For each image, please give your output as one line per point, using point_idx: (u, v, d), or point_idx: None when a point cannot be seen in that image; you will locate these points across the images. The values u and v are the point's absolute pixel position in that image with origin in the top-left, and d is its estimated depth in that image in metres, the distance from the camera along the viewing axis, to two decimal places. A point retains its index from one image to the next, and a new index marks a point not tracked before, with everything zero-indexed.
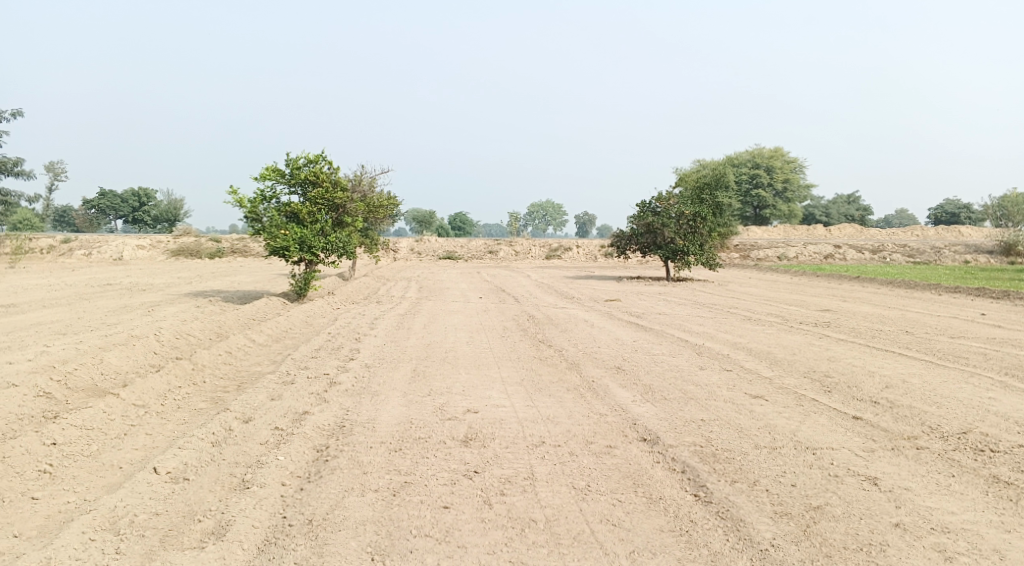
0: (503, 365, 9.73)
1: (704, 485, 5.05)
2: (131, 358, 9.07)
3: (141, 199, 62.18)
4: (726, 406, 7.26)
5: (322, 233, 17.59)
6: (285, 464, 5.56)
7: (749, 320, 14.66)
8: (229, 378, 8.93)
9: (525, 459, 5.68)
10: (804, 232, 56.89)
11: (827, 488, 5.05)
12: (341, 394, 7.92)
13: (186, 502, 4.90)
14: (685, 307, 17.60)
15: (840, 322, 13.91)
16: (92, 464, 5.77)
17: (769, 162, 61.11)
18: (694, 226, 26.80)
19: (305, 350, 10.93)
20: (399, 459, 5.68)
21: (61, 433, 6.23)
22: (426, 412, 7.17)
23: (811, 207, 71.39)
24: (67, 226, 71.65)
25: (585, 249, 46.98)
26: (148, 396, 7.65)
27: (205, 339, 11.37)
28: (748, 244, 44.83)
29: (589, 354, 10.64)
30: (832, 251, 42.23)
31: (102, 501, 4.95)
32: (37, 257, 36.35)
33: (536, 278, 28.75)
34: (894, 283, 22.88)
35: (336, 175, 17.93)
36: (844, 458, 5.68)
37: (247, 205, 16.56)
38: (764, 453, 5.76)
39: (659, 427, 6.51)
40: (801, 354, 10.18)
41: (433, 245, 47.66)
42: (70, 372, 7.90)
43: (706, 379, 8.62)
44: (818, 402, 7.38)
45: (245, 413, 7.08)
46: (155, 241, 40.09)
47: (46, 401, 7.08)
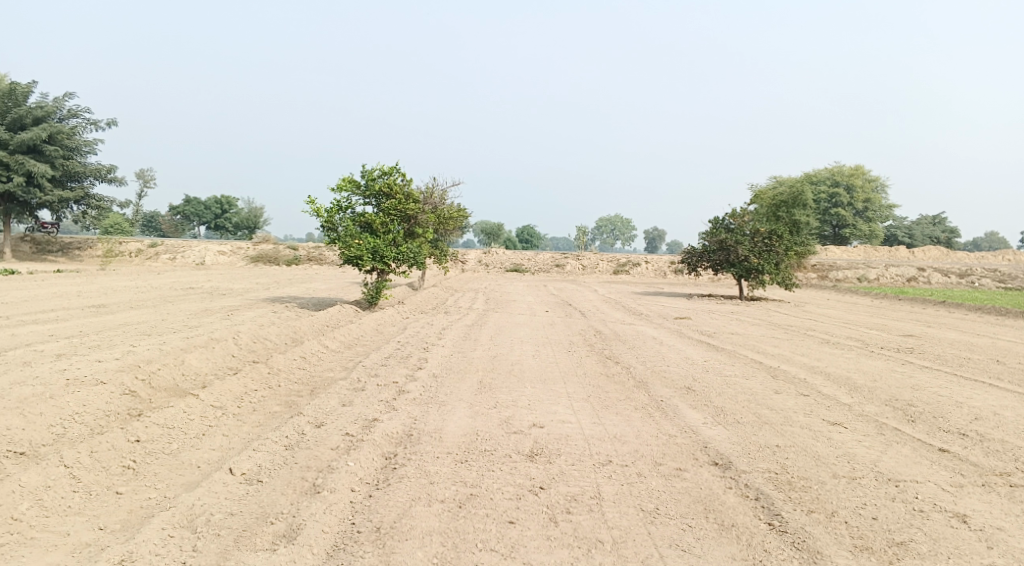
0: (569, 381, 9.66)
1: (779, 513, 4.83)
2: (211, 360, 9.49)
3: (223, 207, 65.37)
4: (801, 432, 6.95)
5: (394, 243, 17.98)
6: (354, 470, 5.67)
7: (826, 343, 14.05)
8: (302, 383, 9.21)
9: (592, 477, 5.59)
10: (885, 253, 54.26)
11: (912, 523, 4.74)
12: (409, 403, 8.03)
13: (259, 504, 5.05)
14: (758, 328, 17.04)
15: (924, 349, 13.14)
16: (171, 462, 6.04)
17: (849, 180, 58.79)
18: (770, 244, 25.91)
19: (375, 358, 11.17)
20: (465, 470, 5.70)
21: (144, 431, 6.56)
22: (492, 424, 7.18)
23: (892, 228, 68.10)
24: (155, 231, 75.96)
25: (654, 265, 46.28)
26: (225, 398, 7.97)
27: (280, 344, 11.78)
28: (825, 264, 43.13)
29: (658, 372, 10.43)
30: (915, 273, 40.12)
31: (181, 499, 5.17)
32: (128, 260, 38.63)
33: (603, 293, 28.50)
34: (984, 309, 21.52)
35: (409, 188, 18.37)
36: (931, 492, 5.33)
37: (325, 215, 17.13)
38: (843, 483, 5.47)
39: (731, 451, 6.29)
40: (882, 381, 9.67)
41: (500, 258, 47.98)
42: (154, 372, 8.33)
43: (781, 404, 8.28)
44: (900, 432, 6.96)
45: (317, 418, 7.27)
46: (236, 248, 41.97)
47: (131, 399, 7.48)
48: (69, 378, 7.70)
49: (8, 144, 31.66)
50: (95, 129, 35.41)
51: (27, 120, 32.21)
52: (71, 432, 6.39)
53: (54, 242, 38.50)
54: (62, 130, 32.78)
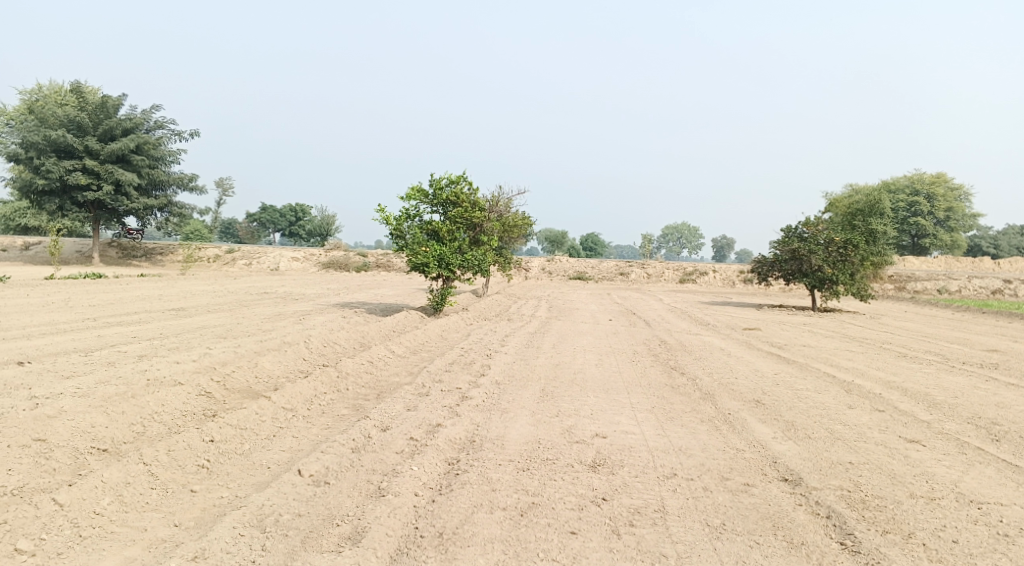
0: (633, 390, 9.54)
1: (852, 534, 4.63)
2: (282, 363, 9.85)
3: (297, 215, 67.83)
4: (877, 449, 6.63)
5: (460, 251, 18.22)
6: (418, 474, 5.76)
7: (905, 357, 13.38)
8: (369, 387, 9.43)
9: (655, 490, 5.50)
10: (969, 264, 51.35)
11: (998, 548, 4.45)
12: (472, 409, 8.10)
13: (326, 505, 5.20)
14: (831, 340, 16.39)
15: (1012, 365, 12.35)
16: (243, 462, 6.30)
17: (930, 188, 55.99)
18: (845, 254, 24.89)
19: (439, 364, 11.33)
20: (527, 479, 5.71)
21: (218, 431, 6.87)
22: (554, 433, 7.17)
23: (977, 237, 64.26)
24: (232, 238, 79.48)
25: (722, 274, 45.20)
26: (295, 401, 8.25)
27: (349, 348, 12.12)
28: (904, 275, 41.12)
29: (725, 384, 10.17)
30: (1003, 286, 37.77)
31: (252, 498, 5.38)
32: (207, 265, 40.53)
33: (668, 303, 28.03)
34: None
35: (475, 196, 18.60)
36: (1020, 517, 4.98)
37: (393, 223, 17.53)
38: (922, 503, 5.19)
39: (803, 467, 6.06)
40: (966, 398, 9.13)
41: (563, 266, 47.87)
42: (229, 374, 8.72)
43: (856, 419, 7.93)
44: (985, 452, 6.56)
45: (383, 422, 7.44)
46: (308, 254, 43.45)
47: (206, 400, 7.86)
48: (151, 378, 8.15)
49: (100, 154, 33.80)
50: (179, 140, 37.38)
51: (117, 131, 34.30)
52: (151, 431, 6.76)
53: (141, 247, 40.81)
54: (148, 141, 34.75)
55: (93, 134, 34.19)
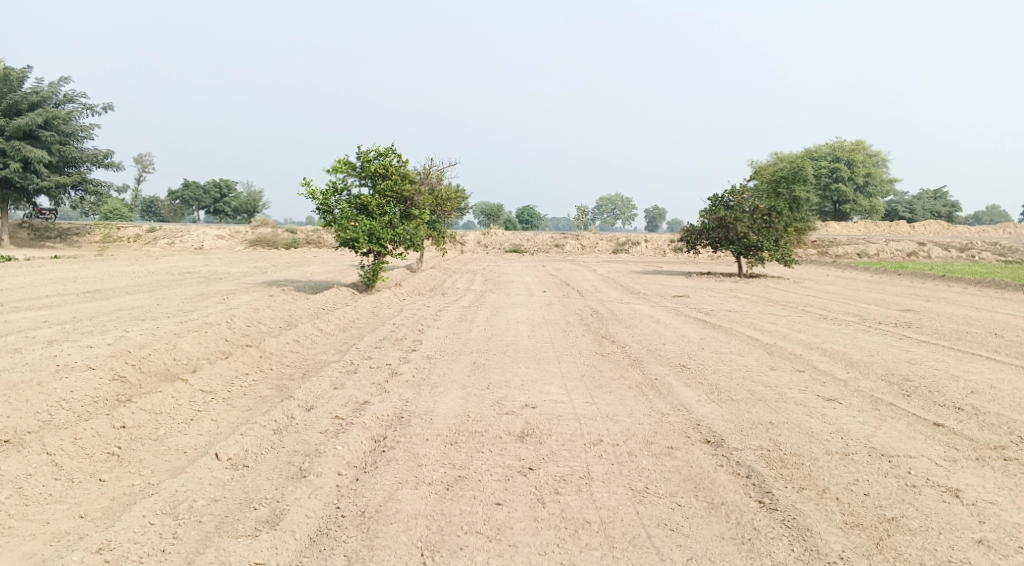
0: (564, 360, 9.60)
1: (769, 491, 4.77)
2: (203, 344, 9.41)
3: (222, 191, 65.09)
4: (795, 409, 6.88)
5: (391, 225, 17.84)
6: (342, 454, 5.60)
7: (825, 319, 13.96)
8: (294, 367, 9.14)
9: (582, 458, 5.53)
10: (886, 228, 54.06)
11: (904, 499, 4.66)
12: (402, 385, 7.97)
13: (243, 489, 5.00)
14: (757, 305, 16.94)
15: (922, 323, 13.05)
16: (157, 448, 5.99)
17: (850, 155, 58.32)
18: (769, 220, 25.77)
19: (369, 340, 11.11)
20: (454, 452, 5.64)
21: (131, 417, 6.50)
22: (484, 405, 7.12)
23: (894, 202, 67.64)
24: (154, 217, 75.70)
25: (654, 243, 46.15)
26: (215, 382, 7.92)
27: (275, 327, 11.73)
28: (826, 240, 42.92)
29: (654, 351, 10.37)
30: (915, 248, 39.91)
31: (165, 485, 5.12)
32: (126, 245, 38.51)
33: (602, 273, 28.39)
34: (983, 282, 21.41)
35: (404, 168, 18.21)
36: (923, 467, 5.24)
37: (320, 197, 16.98)
38: (835, 459, 5.41)
39: (724, 429, 6.23)
40: (878, 356, 9.59)
41: (499, 239, 47.79)
42: (144, 356, 8.25)
43: (777, 380, 8.21)
44: (895, 407, 6.88)
45: (307, 401, 7.22)
46: (235, 232, 41.82)
47: (120, 384, 7.42)
48: (59, 364, 7.64)
49: (4, 130, 31.40)
50: (91, 114, 35.12)
51: (23, 105, 31.92)
52: (57, 419, 6.33)
53: (53, 228, 38.40)
54: (57, 115, 32.50)
55: None
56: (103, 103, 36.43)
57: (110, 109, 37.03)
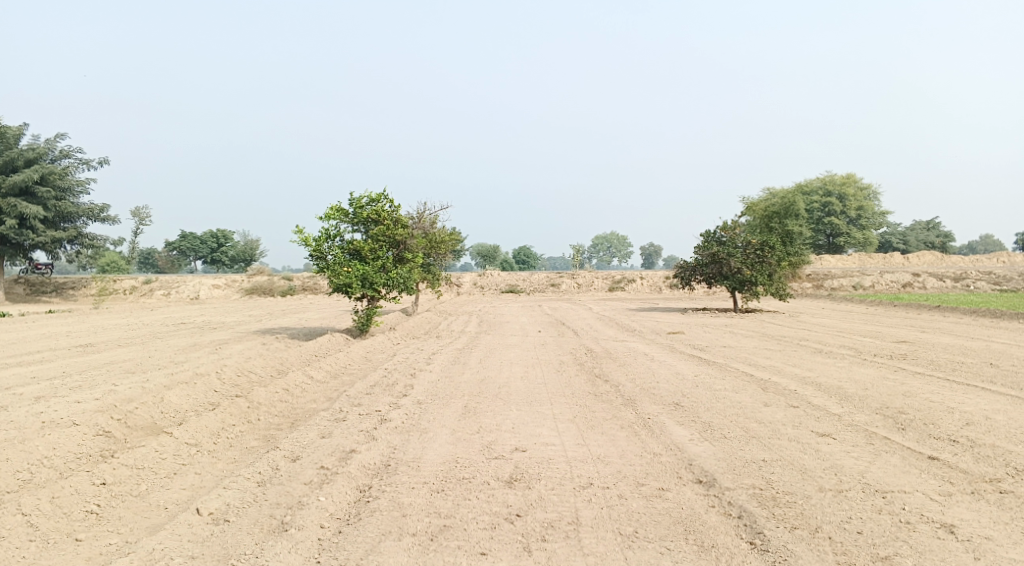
0: (556, 401, 9.48)
1: (761, 532, 4.65)
2: (191, 395, 9.27)
3: (219, 240, 65.34)
4: (789, 445, 6.77)
5: (384, 269, 17.85)
6: (325, 505, 5.48)
7: (820, 353, 13.88)
8: (283, 416, 9.00)
9: (571, 502, 5.41)
10: (880, 260, 54.34)
11: (897, 536, 4.55)
12: (390, 431, 7.84)
13: (222, 545, 4.87)
14: (752, 340, 16.87)
15: (918, 354, 12.98)
16: (138, 505, 5.84)
17: (841, 189, 59.02)
18: (762, 255, 25.88)
19: (360, 387, 10.98)
20: (440, 500, 5.52)
21: (112, 473, 6.36)
22: (473, 450, 7.01)
23: (887, 234, 68.17)
24: (151, 268, 75.85)
25: (650, 280, 46.24)
26: (201, 435, 7.77)
27: (266, 376, 11.61)
28: (821, 273, 43.04)
29: (647, 389, 10.27)
30: (911, 279, 40.02)
31: (142, 543, 4.98)
32: (122, 298, 38.41)
33: (597, 311, 28.35)
34: (978, 312, 21.38)
35: (397, 214, 18.38)
36: (918, 502, 5.13)
37: (313, 244, 17.03)
38: (828, 496, 5.30)
39: (717, 468, 6.12)
40: (873, 389, 9.50)
41: (495, 280, 47.84)
42: (131, 411, 8.11)
43: (771, 416, 8.11)
44: (890, 441, 6.78)
45: (293, 452, 7.10)
46: (230, 280, 41.77)
47: (104, 439, 7.28)
48: (44, 422, 7.50)
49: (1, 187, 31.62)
50: (87, 169, 35.46)
51: (19, 162, 32.21)
52: (37, 477, 6.18)
53: (49, 283, 38.35)
54: (54, 171, 32.79)
55: None
56: (99, 158, 36.83)
57: (106, 164, 37.39)
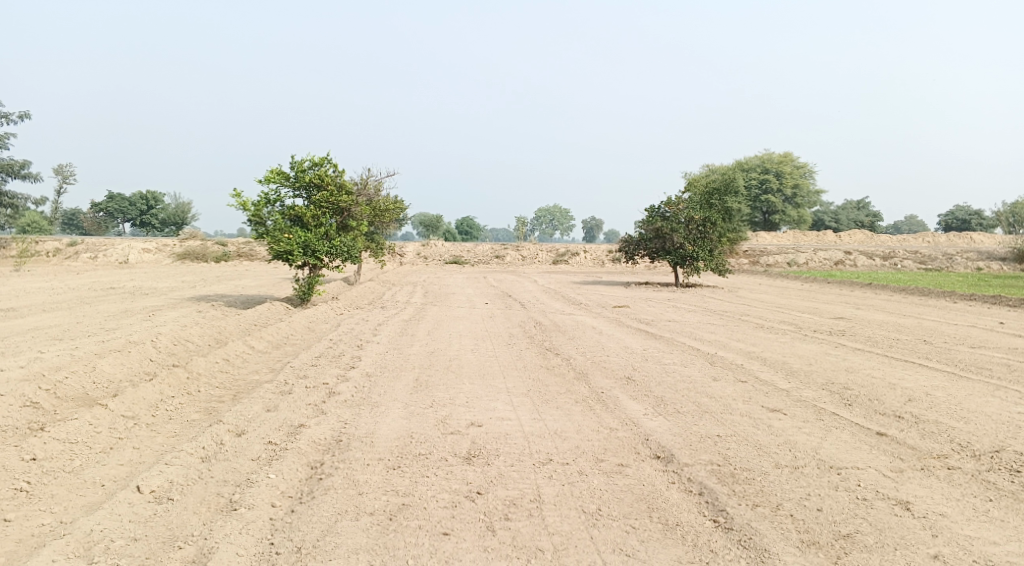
0: (509, 375, 9.38)
1: (723, 509, 4.69)
2: (126, 365, 8.72)
3: (149, 202, 62.25)
4: (742, 421, 6.87)
5: (327, 237, 17.27)
6: (276, 483, 5.22)
7: (762, 328, 14.25)
8: (224, 389, 8.58)
9: (532, 479, 5.33)
10: (814, 238, 56.37)
11: (856, 513, 4.65)
12: (340, 405, 7.57)
13: (167, 526, 4.56)
14: (696, 315, 17.17)
15: (856, 331, 13.46)
16: (73, 481, 5.41)
17: (778, 167, 60.76)
18: (704, 231, 26.36)
19: (305, 358, 10.62)
20: (397, 478, 5.34)
21: (42, 448, 5.88)
22: (427, 425, 6.84)
23: (820, 213, 70.69)
24: (76, 229, 71.65)
25: (594, 254, 46.68)
26: (138, 407, 7.31)
27: (204, 345, 11.08)
28: (758, 250, 44.34)
29: (598, 363, 10.31)
30: (843, 257, 41.65)
31: (79, 524, 4.61)
32: (44, 260, 36.22)
33: (543, 284, 28.44)
34: (907, 290, 22.38)
35: (341, 179, 17.73)
36: (872, 479, 5.27)
37: (251, 208, 16.30)
38: (785, 473, 5.38)
39: (673, 443, 6.15)
40: (817, 365, 9.79)
41: (439, 250, 47.35)
42: (61, 380, 7.54)
43: (721, 391, 8.23)
44: (839, 417, 6.98)
45: (237, 426, 6.75)
46: (161, 245, 39.89)
47: (33, 411, 6.73)
48: None
49: None
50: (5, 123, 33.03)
51: None
52: None
53: None
54: None
55: None
56: (20, 112, 34.43)
57: (26, 118, 34.89)
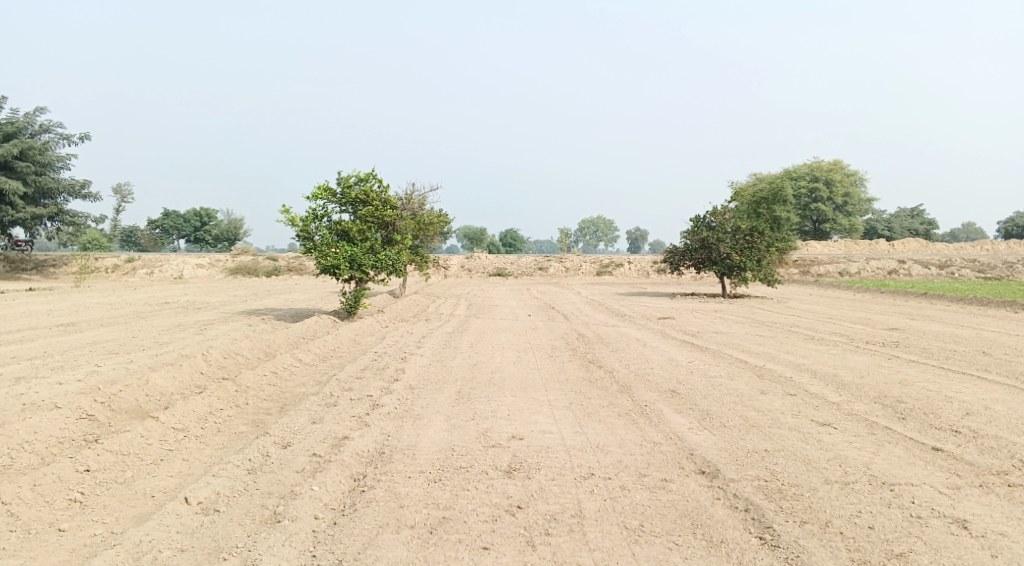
0: (551, 388, 9.33)
1: (770, 526, 4.55)
2: (178, 378, 8.99)
3: (202, 219, 64.39)
4: (790, 435, 6.68)
5: (372, 251, 17.54)
6: (319, 495, 5.29)
7: (812, 339, 13.85)
8: (271, 401, 8.77)
9: (573, 493, 5.27)
10: (866, 247, 54.69)
11: (911, 532, 4.45)
12: (383, 418, 7.65)
13: (213, 537, 4.67)
14: (743, 326, 16.81)
15: (911, 342, 12.96)
16: (124, 493, 5.59)
17: (828, 175, 59.20)
18: (751, 241, 25.82)
19: (350, 370, 10.78)
20: (438, 491, 5.35)
21: (96, 459, 6.10)
22: (469, 438, 6.84)
23: (873, 221, 68.57)
24: (134, 246, 74.57)
25: (638, 265, 46.25)
26: (188, 419, 7.52)
27: (253, 358, 11.36)
28: (808, 259, 43.22)
29: (642, 375, 10.17)
30: (897, 266, 40.28)
31: (129, 534, 4.75)
32: (104, 276, 37.74)
33: (587, 295, 28.29)
34: (966, 299, 21.48)
35: (385, 194, 18.03)
36: (927, 496, 5.04)
37: (299, 224, 16.70)
38: (836, 489, 5.20)
39: (719, 458, 6.00)
40: (870, 377, 9.45)
41: (483, 262, 47.59)
42: (115, 394, 7.83)
43: (768, 405, 8.00)
44: (892, 431, 6.71)
45: (283, 438, 6.89)
46: (214, 260, 41.15)
47: (89, 423, 6.99)
48: (25, 404, 7.21)
49: None
50: (68, 145, 34.67)
51: None
52: (20, 463, 5.90)
53: (30, 260, 37.60)
54: (34, 146, 31.98)
55: None
56: (81, 134, 36.08)
57: (87, 140, 36.51)
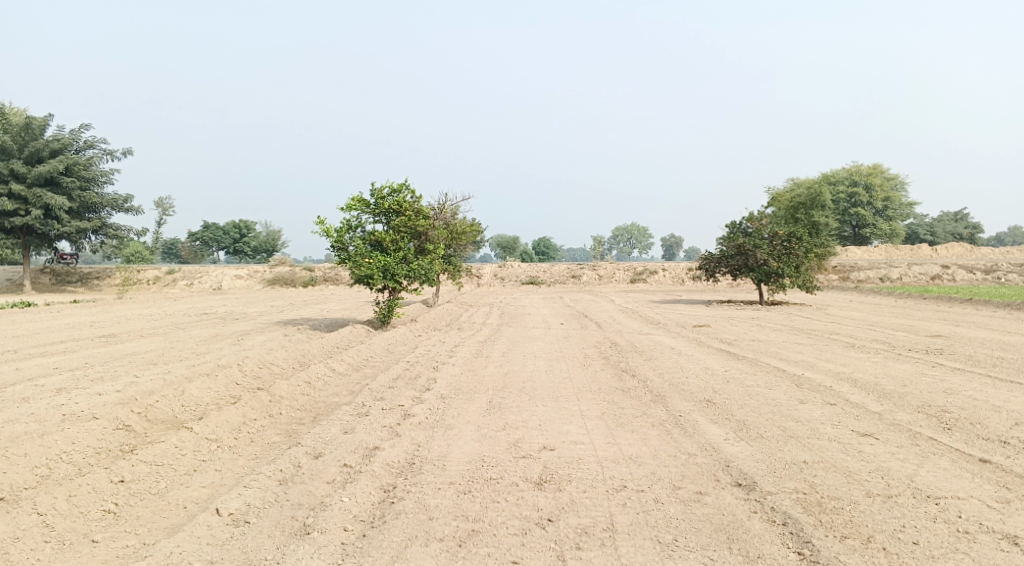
0: (583, 397, 9.21)
1: (809, 541, 4.38)
2: (213, 388, 9.12)
3: (241, 231, 65.82)
4: (831, 446, 6.46)
5: (405, 260, 17.61)
6: (348, 507, 5.28)
7: (852, 347, 13.44)
8: (304, 411, 8.84)
9: (605, 506, 5.16)
10: (908, 253, 53.15)
11: (959, 548, 4.24)
12: (414, 428, 7.63)
13: (242, 549, 4.69)
14: (781, 334, 16.41)
15: (956, 349, 12.48)
16: (157, 504, 5.66)
17: (868, 179, 57.79)
18: (789, 247, 25.25)
19: (383, 380, 10.82)
20: (467, 503, 5.29)
21: (130, 470, 6.20)
22: (499, 449, 6.77)
23: (914, 225, 66.72)
24: (175, 258, 76.44)
25: (672, 272, 45.72)
26: (222, 430, 7.61)
27: (287, 368, 11.49)
28: (848, 265, 42.14)
29: (676, 384, 9.98)
30: (941, 271, 39.03)
31: (160, 546, 4.80)
32: (146, 288, 38.73)
33: (620, 303, 28.00)
34: (1014, 304, 20.66)
35: (418, 204, 18.11)
36: (976, 511, 4.81)
37: (334, 235, 16.89)
38: (878, 503, 4.99)
39: (756, 471, 5.82)
40: (914, 386, 9.11)
41: (515, 271, 47.57)
42: (152, 404, 7.98)
43: (808, 415, 7.76)
44: (937, 442, 6.44)
45: (315, 449, 6.91)
46: (252, 271, 41.96)
47: (125, 433, 7.13)
48: (65, 414, 7.38)
49: (27, 178, 31.84)
50: (111, 160, 35.69)
51: (45, 153, 32.44)
52: (58, 473, 6.03)
53: (76, 272, 38.76)
54: (78, 162, 32.98)
55: (20, 158, 32.29)
56: (123, 149, 37.14)
57: (129, 155, 37.52)
